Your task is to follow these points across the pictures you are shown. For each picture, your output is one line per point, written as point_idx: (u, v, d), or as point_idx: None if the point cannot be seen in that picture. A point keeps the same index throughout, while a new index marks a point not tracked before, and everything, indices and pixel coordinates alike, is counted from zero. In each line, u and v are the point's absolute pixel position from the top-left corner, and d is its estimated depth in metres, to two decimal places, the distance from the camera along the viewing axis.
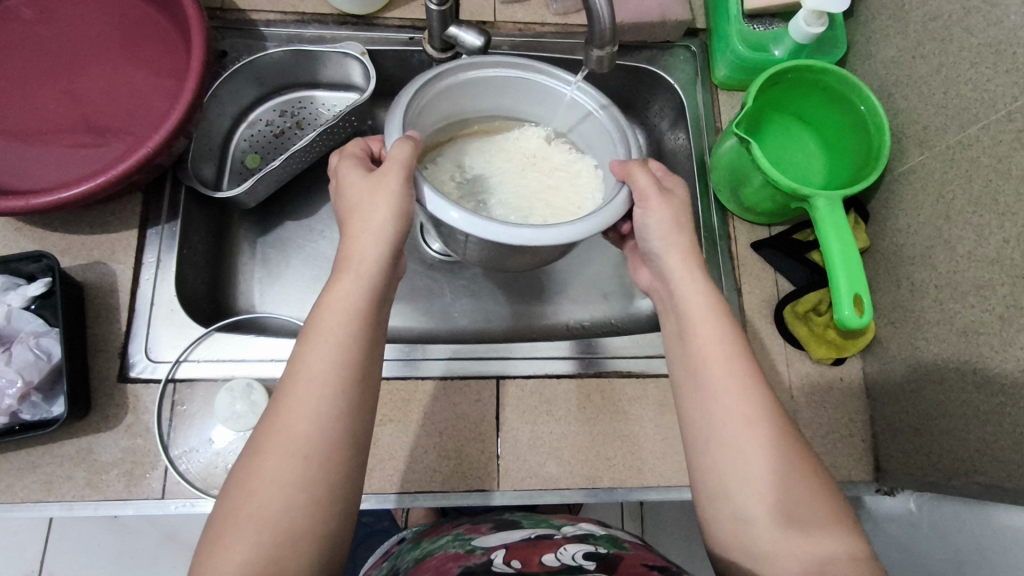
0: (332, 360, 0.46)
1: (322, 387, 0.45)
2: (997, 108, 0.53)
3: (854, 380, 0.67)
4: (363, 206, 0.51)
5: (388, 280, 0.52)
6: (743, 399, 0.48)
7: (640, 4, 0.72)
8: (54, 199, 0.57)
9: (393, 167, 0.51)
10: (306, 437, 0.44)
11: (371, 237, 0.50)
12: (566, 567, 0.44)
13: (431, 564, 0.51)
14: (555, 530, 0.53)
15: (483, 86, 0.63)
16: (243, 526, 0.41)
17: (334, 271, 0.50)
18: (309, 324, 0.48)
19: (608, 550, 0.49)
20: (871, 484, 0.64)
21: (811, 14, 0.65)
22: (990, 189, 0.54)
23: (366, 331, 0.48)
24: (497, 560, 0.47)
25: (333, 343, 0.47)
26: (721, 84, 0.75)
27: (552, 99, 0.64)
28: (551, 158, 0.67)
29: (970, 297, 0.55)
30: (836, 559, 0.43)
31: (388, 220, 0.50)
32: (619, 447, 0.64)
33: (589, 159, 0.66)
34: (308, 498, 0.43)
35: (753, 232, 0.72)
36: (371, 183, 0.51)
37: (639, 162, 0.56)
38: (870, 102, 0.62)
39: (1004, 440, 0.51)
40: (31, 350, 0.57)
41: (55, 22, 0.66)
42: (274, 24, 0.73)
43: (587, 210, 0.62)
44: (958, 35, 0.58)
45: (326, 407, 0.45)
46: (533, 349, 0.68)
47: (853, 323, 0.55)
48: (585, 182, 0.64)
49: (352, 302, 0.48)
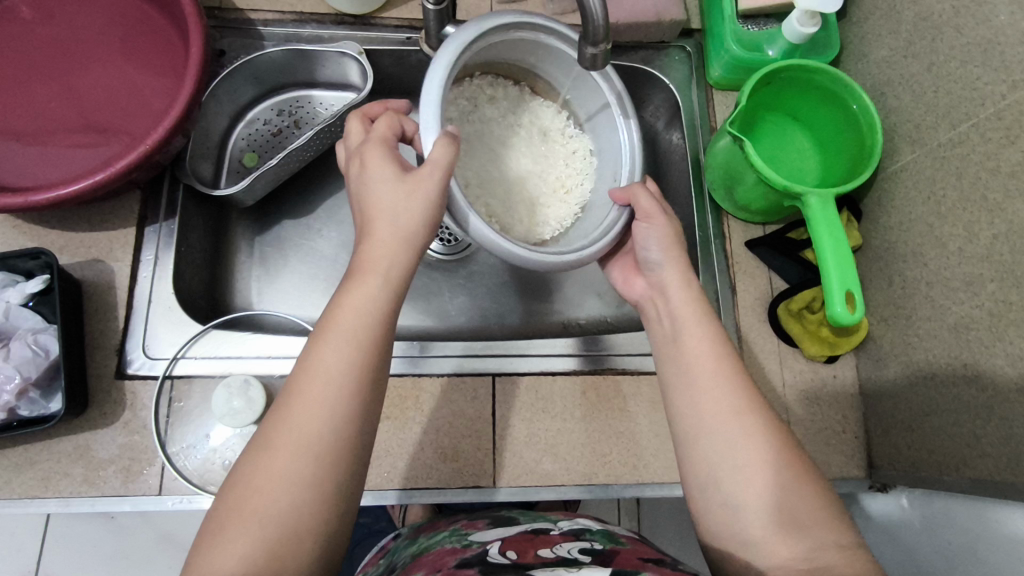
0: (348, 361, 0.46)
1: (338, 388, 0.45)
2: (986, 106, 0.54)
3: (847, 377, 0.68)
4: (395, 208, 0.50)
5: (407, 280, 0.51)
6: (733, 397, 0.50)
7: (635, 5, 0.72)
8: (52, 196, 0.57)
9: (430, 170, 0.51)
10: (314, 442, 0.44)
11: (391, 241, 0.50)
12: (561, 559, 0.44)
13: (428, 558, 0.51)
14: (551, 525, 0.54)
15: (517, 42, 0.61)
16: (244, 525, 0.42)
17: (352, 273, 0.50)
18: (325, 323, 0.48)
19: (604, 545, 0.49)
20: (864, 480, 0.65)
21: (804, 13, 0.65)
22: (979, 186, 0.54)
23: (382, 335, 0.48)
24: (493, 550, 0.48)
25: (353, 344, 0.47)
26: (716, 85, 0.75)
27: (552, 52, 0.63)
28: (551, 126, 0.69)
29: (960, 294, 0.56)
30: (825, 545, 0.45)
31: (419, 228, 0.51)
32: (615, 443, 0.65)
33: (586, 142, 0.68)
34: (309, 500, 0.43)
35: (747, 231, 0.72)
36: (406, 185, 0.51)
37: (638, 186, 0.59)
38: (862, 101, 0.62)
39: (995, 435, 0.52)
40: (29, 347, 0.57)
41: (53, 21, 0.66)
42: (271, 23, 0.73)
43: (575, 196, 0.67)
44: (948, 35, 0.58)
45: (342, 407, 0.45)
46: (531, 346, 0.68)
47: (845, 319, 0.56)
48: (579, 166, 0.68)
49: (374, 307, 0.48)
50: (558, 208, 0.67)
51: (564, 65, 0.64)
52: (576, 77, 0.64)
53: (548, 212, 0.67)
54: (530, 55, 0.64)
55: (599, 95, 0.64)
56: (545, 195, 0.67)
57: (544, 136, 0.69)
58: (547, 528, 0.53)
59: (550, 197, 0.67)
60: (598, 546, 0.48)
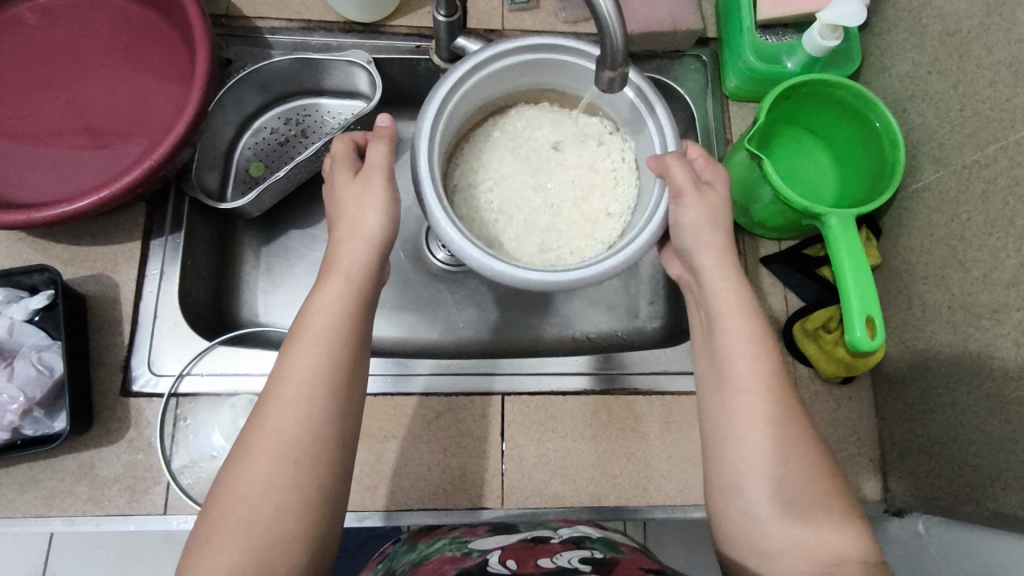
0: (319, 361, 0.49)
1: (311, 391, 0.48)
2: (1016, 129, 0.52)
3: (863, 398, 0.66)
4: (350, 209, 0.54)
5: (375, 283, 0.54)
6: (738, 420, 0.51)
7: (651, 14, 0.71)
8: (56, 213, 0.56)
9: (376, 168, 0.55)
10: (292, 447, 0.46)
11: (362, 243, 0.53)
12: (560, 567, 0.46)
13: (428, 567, 0.52)
14: (551, 533, 0.56)
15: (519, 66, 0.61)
16: (228, 544, 0.44)
17: (323, 273, 0.53)
18: (296, 327, 0.51)
19: (605, 555, 0.51)
20: (879, 504, 0.64)
21: (826, 26, 0.63)
22: (1006, 211, 0.53)
23: (352, 333, 0.51)
24: (492, 558, 0.49)
25: (323, 343, 0.49)
26: (732, 96, 0.73)
27: (510, 64, 0.60)
28: (574, 138, 0.65)
29: (984, 321, 0.54)
30: (846, 563, 0.46)
31: (377, 226, 0.53)
32: (625, 465, 0.64)
33: (626, 142, 0.64)
34: (292, 506, 0.45)
35: (762, 247, 0.71)
36: (358, 188, 0.55)
37: (675, 155, 0.55)
38: (884, 118, 0.61)
39: (1018, 467, 0.50)
40: (33, 365, 0.56)
41: (57, 29, 0.65)
42: (279, 31, 0.71)
43: (615, 208, 0.63)
44: (976, 52, 0.57)
45: (317, 409, 0.48)
46: (550, 363, 0.67)
47: (865, 345, 0.54)
48: (618, 169, 0.64)
49: (341, 305, 0.51)
50: (602, 223, 0.62)
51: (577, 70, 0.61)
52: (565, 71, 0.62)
53: (591, 231, 0.62)
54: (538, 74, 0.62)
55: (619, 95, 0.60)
56: (586, 211, 0.63)
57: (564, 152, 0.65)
58: (547, 536, 0.55)
59: (597, 216, 0.63)
60: (599, 556, 0.50)
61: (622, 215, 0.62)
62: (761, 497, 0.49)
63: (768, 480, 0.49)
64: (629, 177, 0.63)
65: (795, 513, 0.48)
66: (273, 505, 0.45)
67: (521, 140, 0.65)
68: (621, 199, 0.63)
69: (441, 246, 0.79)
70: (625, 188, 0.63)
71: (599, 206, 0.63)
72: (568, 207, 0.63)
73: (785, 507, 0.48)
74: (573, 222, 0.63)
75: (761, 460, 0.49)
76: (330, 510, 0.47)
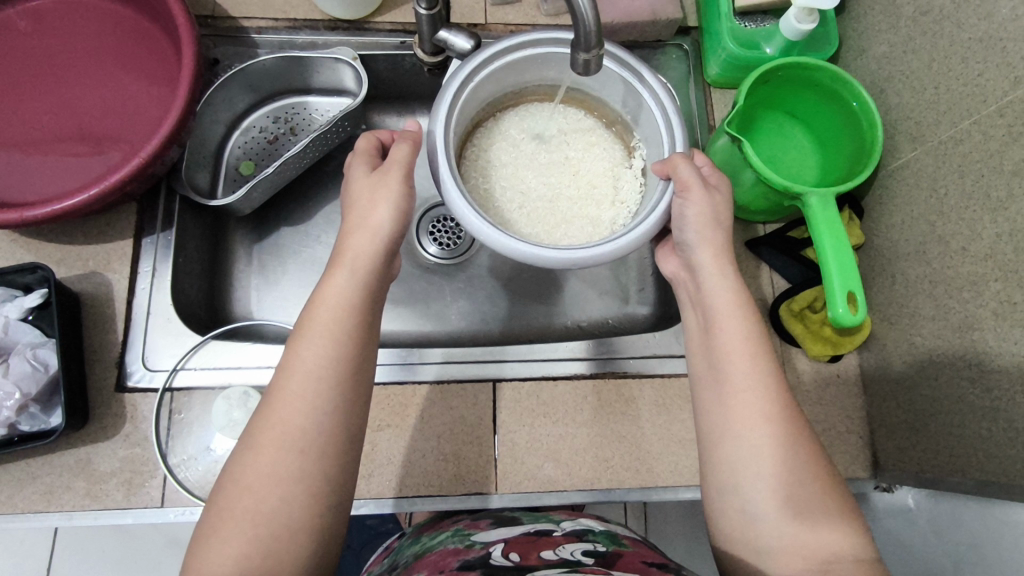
0: (324, 345, 0.50)
1: (315, 379, 0.49)
2: (988, 103, 0.53)
3: (851, 376, 0.67)
4: (359, 196, 0.55)
5: (381, 272, 0.55)
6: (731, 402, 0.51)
7: (630, 4, 0.72)
8: (48, 211, 0.57)
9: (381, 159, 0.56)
10: (297, 433, 0.47)
11: (363, 226, 0.54)
12: (563, 559, 0.47)
13: (430, 559, 0.52)
14: (554, 526, 0.57)
15: (509, 68, 0.62)
16: (232, 531, 0.45)
17: (329, 265, 0.54)
18: (305, 315, 0.52)
19: (607, 546, 0.52)
20: (868, 481, 0.64)
21: (801, 10, 0.64)
22: (981, 184, 0.54)
23: (357, 320, 0.52)
24: (496, 551, 0.50)
25: (329, 327, 0.50)
26: (714, 83, 0.74)
27: (503, 69, 0.61)
28: (562, 134, 0.67)
29: (964, 294, 0.55)
30: (843, 560, 0.47)
31: (382, 218, 0.54)
32: (618, 447, 0.65)
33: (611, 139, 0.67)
34: (301, 487, 0.46)
35: (746, 231, 0.72)
36: (363, 177, 0.56)
37: (682, 154, 0.57)
38: (862, 98, 0.62)
39: (1001, 435, 0.51)
40: (28, 362, 0.57)
41: (45, 33, 0.66)
42: (265, 30, 0.73)
43: (609, 205, 0.64)
44: (948, 30, 0.58)
45: (319, 395, 0.48)
46: (548, 351, 0.68)
47: (847, 320, 0.55)
48: (608, 164, 0.65)
49: (343, 292, 0.52)
50: (601, 219, 0.64)
51: (558, 65, 0.63)
52: (547, 66, 0.63)
53: (592, 226, 0.64)
54: (525, 76, 0.64)
55: (608, 75, 0.62)
56: (583, 207, 0.65)
57: (554, 147, 0.66)
58: (550, 529, 0.56)
59: (595, 210, 0.64)
60: (602, 548, 0.51)
61: (618, 211, 0.64)
62: (769, 482, 0.49)
63: (757, 459, 0.50)
64: (631, 177, 0.64)
65: (790, 490, 0.49)
66: (270, 493, 0.46)
67: (515, 138, 0.66)
68: (620, 195, 0.64)
69: (432, 240, 0.80)
70: (627, 189, 0.64)
71: (596, 202, 0.65)
72: (566, 204, 0.65)
73: (778, 485, 0.49)
74: (572, 219, 0.64)
75: (774, 448, 0.49)
76: (330, 499, 0.48)
